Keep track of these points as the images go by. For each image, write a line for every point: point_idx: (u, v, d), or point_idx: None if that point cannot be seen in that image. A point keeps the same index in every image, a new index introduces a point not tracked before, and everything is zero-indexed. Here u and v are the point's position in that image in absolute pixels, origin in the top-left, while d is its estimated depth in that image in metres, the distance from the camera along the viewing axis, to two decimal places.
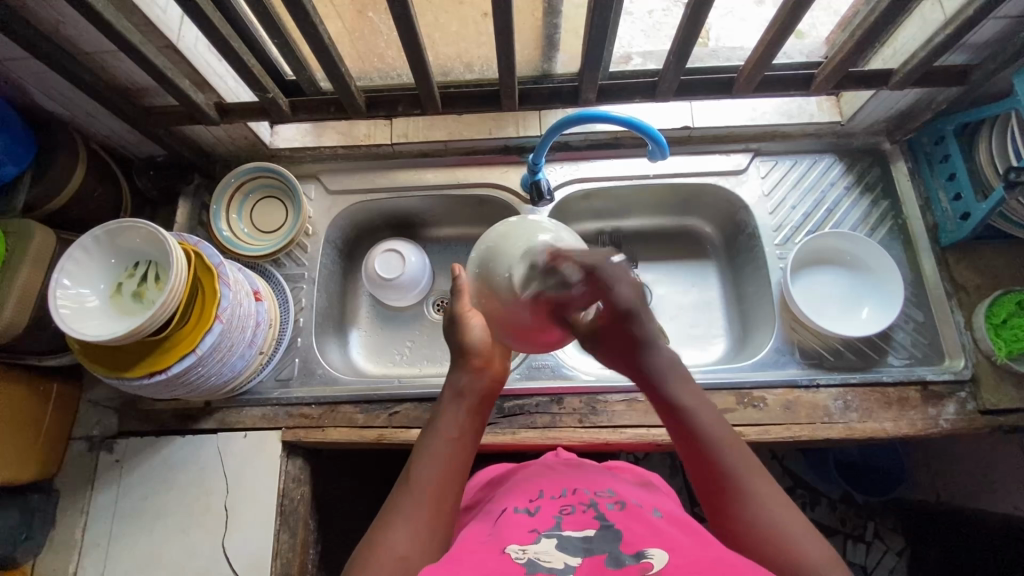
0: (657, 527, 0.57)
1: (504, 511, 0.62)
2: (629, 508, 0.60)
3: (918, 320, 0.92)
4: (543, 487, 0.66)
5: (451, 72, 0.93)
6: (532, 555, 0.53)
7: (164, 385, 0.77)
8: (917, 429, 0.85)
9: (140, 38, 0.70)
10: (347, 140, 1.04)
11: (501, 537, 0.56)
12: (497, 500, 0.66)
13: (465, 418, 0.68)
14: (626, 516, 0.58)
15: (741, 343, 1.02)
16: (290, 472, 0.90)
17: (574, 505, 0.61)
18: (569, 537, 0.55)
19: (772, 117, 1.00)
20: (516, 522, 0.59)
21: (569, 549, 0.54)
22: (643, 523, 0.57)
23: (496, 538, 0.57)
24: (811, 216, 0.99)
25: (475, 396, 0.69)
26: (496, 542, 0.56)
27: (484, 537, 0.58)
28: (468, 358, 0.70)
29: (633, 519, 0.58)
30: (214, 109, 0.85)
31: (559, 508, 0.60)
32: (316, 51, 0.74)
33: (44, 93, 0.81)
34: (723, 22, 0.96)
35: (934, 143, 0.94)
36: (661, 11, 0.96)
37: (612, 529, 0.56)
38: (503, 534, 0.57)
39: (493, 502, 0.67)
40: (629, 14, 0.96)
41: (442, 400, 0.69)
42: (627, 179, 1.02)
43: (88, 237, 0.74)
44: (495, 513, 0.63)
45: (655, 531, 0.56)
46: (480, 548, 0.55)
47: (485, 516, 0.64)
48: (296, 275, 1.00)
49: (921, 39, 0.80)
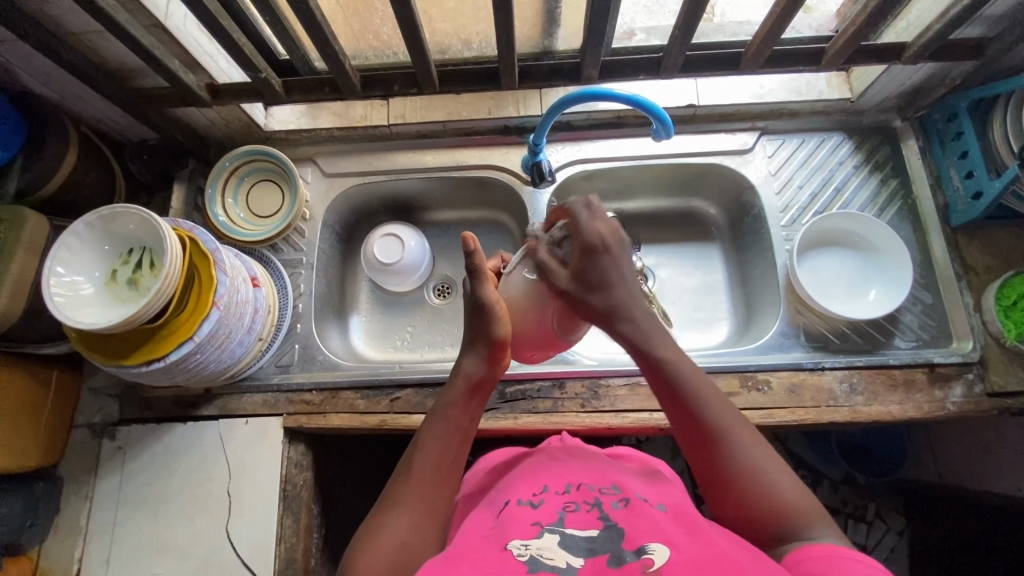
0: (660, 522, 0.57)
1: (506, 503, 0.62)
2: (633, 504, 0.60)
3: (926, 302, 0.91)
4: (547, 479, 0.65)
5: (448, 50, 0.90)
6: (534, 552, 0.53)
7: (163, 372, 0.76)
8: (923, 411, 0.84)
9: (126, 16, 0.68)
10: (343, 121, 1.01)
11: (503, 533, 0.56)
12: (499, 490, 0.66)
13: (468, 408, 0.66)
14: (629, 513, 0.58)
15: (744, 326, 1.01)
16: (292, 458, 0.89)
17: (578, 501, 0.60)
18: (572, 535, 0.55)
19: (779, 94, 0.97)
20: (519, 515, 0.58)
21: (572, 548, 0.54)
22: (647, 518, 0.57)
23: (498, 533, 0.56)
24: (818, 196, 0.96)
25: (479, 386, 0.67)
26: (498, 538, 0.56)
27: (485, 531, 0.58)
28: (491, 349, 0.67)
29: (637, 515, 0.57)
30: (205, 90, 0.83)
31: (563, 503, 0.60)
32: (307, 28, 0.71)
33: (31, 75, 0.79)
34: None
35: (946, 120, 0.91)
36: None
37: (615, 527, 0.56)
38: (505, 530, 0.56)
39: (496, 492, 0.66)
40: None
41: (452, 386, 0.67)
42: (630, 160, 1.00)
43: (80, 223, 0.72)
44: (497, 504, 0.63)
45: (658, 526, 0.56)
46: (483, 544, 0.55)
47: (487, 506, 0.64)
48: (294, 260, 0.98)
49: (937, 10, 0.77)
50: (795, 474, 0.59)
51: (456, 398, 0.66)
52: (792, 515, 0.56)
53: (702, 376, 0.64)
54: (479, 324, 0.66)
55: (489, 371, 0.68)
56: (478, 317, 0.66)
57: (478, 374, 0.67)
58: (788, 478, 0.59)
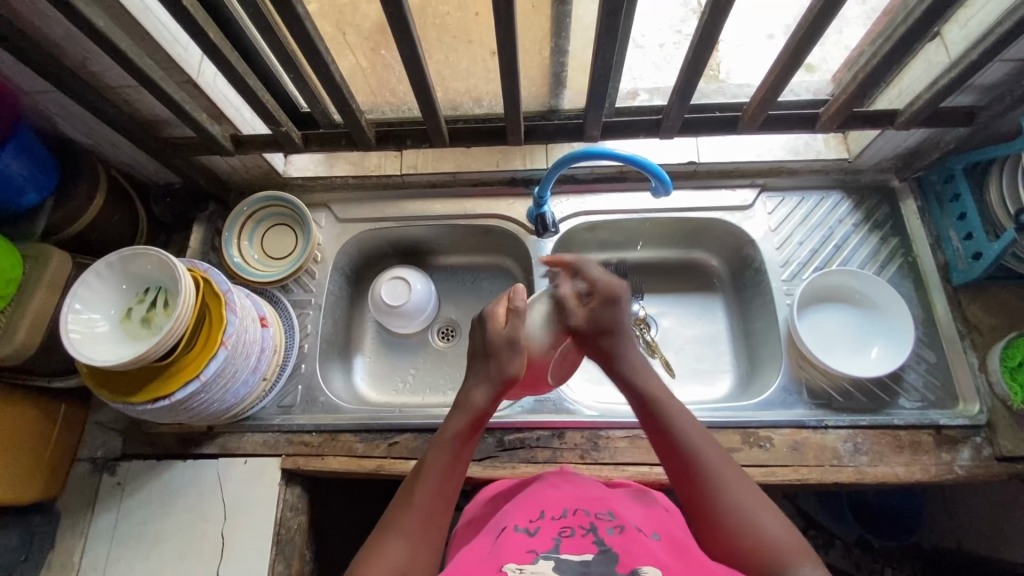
0: (654, 551, 0.56)
1: (504, 528, 0.61)
2: (628, 531, 0.59)
3: (930, 361, 0.90)
4: (544, 504, 0.65)
5: (460, 106, 0.94)
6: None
7: (168, 411, 0.77)
8: (930, 474, 0.82)
9: (161, 75, 0.73)
10: (358, 170, 1.06)
11: (498, 560, 0.55)
12: (500, 516, 0.66)
13: (466, 444, 0.68)
14: (625, 538, 0.57)
15: (748, 379, 1.00)
16: (288, 500, 0.89)
17: (574, 526, 0.60)
18: (567, 559, 0.55)
19: (779, 153, 1.00)
20: (515, 540, 0.58)
21: (566, 570, 0.53)
22: (640, 545, 0.56)
23: (494, 559, 0.56)
24: (818, 252, 0.98)
25: (472, 419, 0.69)
26: (493, 565, 0.55)
27: (481, 554, 0.58)
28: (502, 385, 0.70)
29: (632, 541, 0.57)
30: (229, 140, 0.88)
31: (559, 528, 0.60)
32: (328, 90, 0.76)
33: (70, 124, 0.85)
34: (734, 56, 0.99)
35: (943, 181, 0.93)
36: (672, 45, 0.99)
37: (609, 551, 0.55)
38: (500, 553, 0.56)
39: (496, 518, 0.66)
40: (640, 48, 1.00)
41: (456, 418, 0.69)
42: (632, 212, 1.02)
43: (102, 263, 0.76)
44: (495, 531, 0.62)
45: (652, 554, 0.55)
46: (480, 564, 0.55)
47: (485, 532, 0.63)
48: (303, 301, 1.01)
49: (926, 80, 0.80)
50: (784, 517, 0.61)
51: (457, 434, 0.68)
52: (780, 550, 0.57)
53: (691, 423, 0.68)
54: (503, 364, 0.70)
55: (491, 405, 0.70)
56: (506, 352, 0.70)
57: (479, 408, 0.69)
58: (777, 519, 0.60)
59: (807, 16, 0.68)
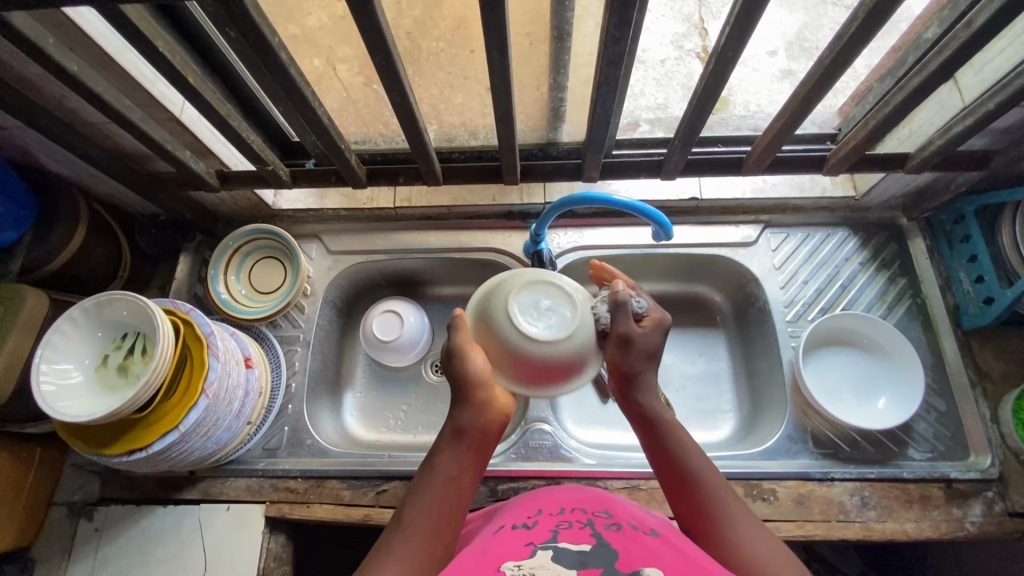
0: (654, 549, 0.52)
1: (501, 528, 0.58)
2: (627, 530, 0.56)
3: (940, 410, 0.86)
4: (541, 503, 0.62)
5: (455, 139, 0.93)
6: (527, 571, 0.49)
7: (146, 462, 0.74)
8: (940, 532, 0.79)
9: (141, 116, 0.70)
10: (350, 203, 1.04)
11: (495, 554, 0.52)
12: (497, 518, 0.62)
13: (461, 457, 0.61)
14: (624, 537, 0.54)
15: (751, 422, 0.96)
16: (272, 550, 0.86)
17: (572, 521, 0.57)
18: (564, 549, 0.52)
19: (783, 190, 0.97)
20: (512, 537, 0.55)
21: (564, 560, 0.50)
22: (638, 544, 0.53)
23: (490, 553, 0.52)
24: (824, 292, 0.95)
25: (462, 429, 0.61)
26: (490, 559, 0.51)
27: (477, 551, 0.54)
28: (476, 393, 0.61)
29: (631, 540, 0.54)
30: (214, 176, 0.85)
31: (557, 522, 0.57)
32: (315, 130, 0.73)
33: (51, 159, 0.82)
34: (739, 74, 0.97)
35: (953, 221, 0.91)
36: (673, 62, 0.98)
37: (608, 547, 0.52)
38: (498, 550, 0.53)
39: (491, 522, 0.63)
40: (642, 64, 0.98)
41: (444, 433, 0.62)
42: (631, 247, 0.99)
43: (76, 308, 0.73)
44: (492, 531, 0.59)
45: (650, 551, 0.52)
46: (477, 562, 0.51)
47: (482, 536, 0.59)
48: (292, 337, 0.98)
49: (938, 123, 0.78)
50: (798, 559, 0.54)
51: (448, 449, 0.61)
52: None
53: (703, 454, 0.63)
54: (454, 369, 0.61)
55: (478, 418, 0.61)
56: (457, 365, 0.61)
57: (468, 422, 0.61)
58: (785, 558, 0.54)
59: (819, 63, 0.64)
